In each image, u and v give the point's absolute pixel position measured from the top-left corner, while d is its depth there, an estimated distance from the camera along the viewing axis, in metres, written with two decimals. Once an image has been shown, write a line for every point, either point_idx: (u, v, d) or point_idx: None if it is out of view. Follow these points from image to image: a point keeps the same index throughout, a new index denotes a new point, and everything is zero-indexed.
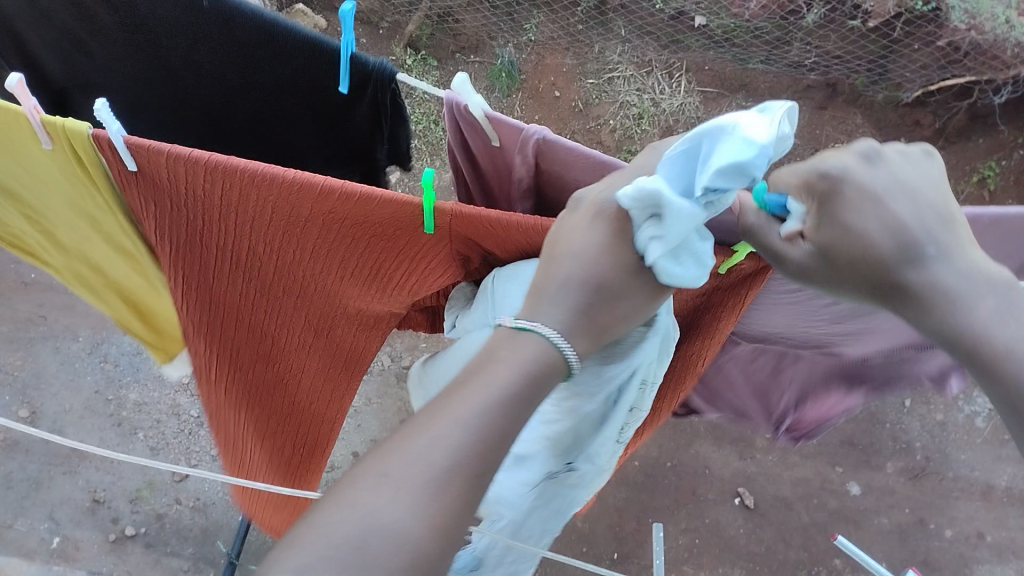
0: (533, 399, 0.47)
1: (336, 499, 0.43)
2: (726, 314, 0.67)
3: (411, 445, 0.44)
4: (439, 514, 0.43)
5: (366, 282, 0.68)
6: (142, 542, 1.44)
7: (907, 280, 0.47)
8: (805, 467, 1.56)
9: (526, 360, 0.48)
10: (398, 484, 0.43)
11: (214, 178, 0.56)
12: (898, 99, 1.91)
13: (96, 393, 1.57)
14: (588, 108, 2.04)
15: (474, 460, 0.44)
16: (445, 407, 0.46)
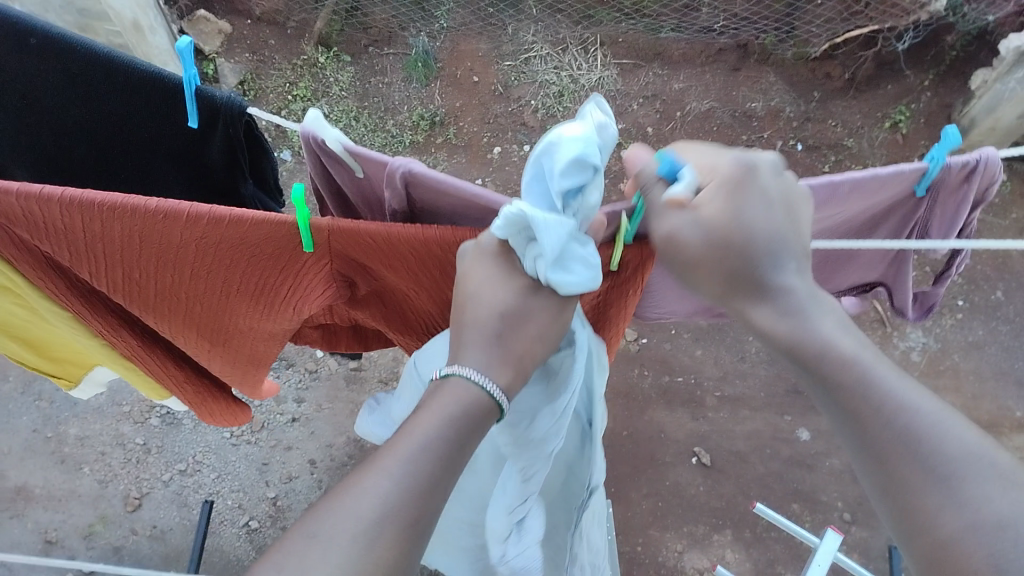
0: (459, 448, 0.49)
1: (266, 566, 0.44)
2: (628, 301, 0.67)
3: (342, 502, 0.46)
4: (369, 571, 0.44)
5: (255, 303, 0.67)
6: None
7: (769, 280, 0.51)
8: (755, 420, 1.60)
9: (453, 408, 0.50)
10: (326, 544, 0.44)
11: (74, 214, 0.55)
12: (807, 54, 1.97)
13: (34, 432, 1.51)
14: (508, 91, 2.01)
15: (404, 513, 0.46)
16: (373, 462, 0.48)
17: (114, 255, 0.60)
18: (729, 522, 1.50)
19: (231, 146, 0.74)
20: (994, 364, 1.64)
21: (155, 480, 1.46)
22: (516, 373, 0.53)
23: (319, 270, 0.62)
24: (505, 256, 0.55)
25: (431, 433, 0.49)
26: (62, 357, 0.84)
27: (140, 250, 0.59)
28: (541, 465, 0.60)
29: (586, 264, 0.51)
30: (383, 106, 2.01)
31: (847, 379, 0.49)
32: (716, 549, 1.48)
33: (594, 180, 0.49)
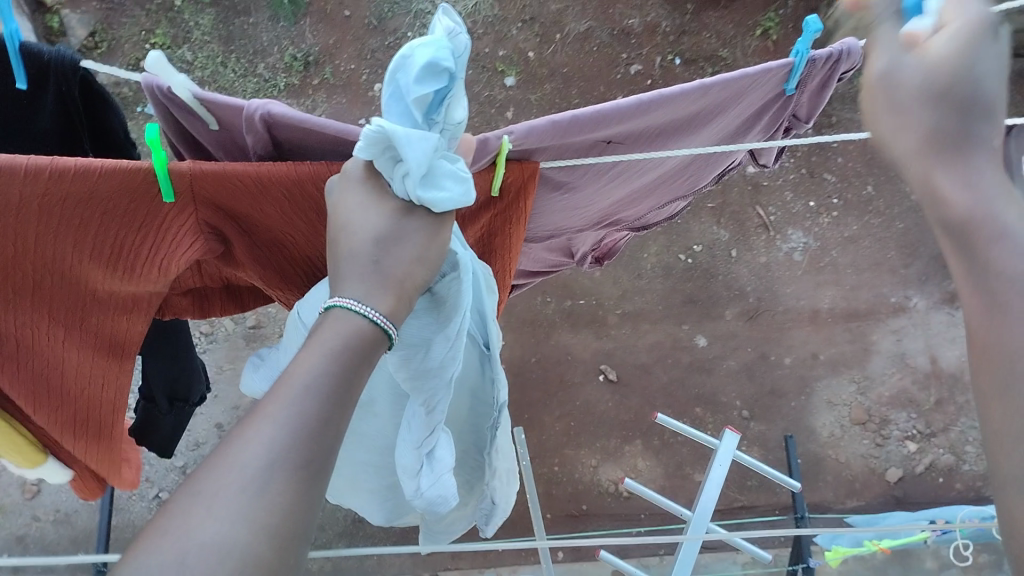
0: (345, 380, 0.45)
1: (146, 534, 0.39)
2: (514, 235, 0.66)
3: (226, 462, 0.41)
4: (263, 514, 0.40)
5: (113, 271, 0.59)
6: (8, 568, 1.33)
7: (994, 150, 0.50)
8: (655, 332, 1.66)
9: (331, 344, 0.46)
10: (210, 499, 0.40)
11: None
12: None
13: None
14: (382, 23, 1.94)
15: (295, 454, 0.42)
16: (257, 411, 0.43)
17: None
18: (638, 432, 1.57)
19: (66, 106, 0.68)
20: (869, 256, 1.75)
21: None
22: (399, 297, 0.50)
23: (183, 219, 0.57)
24: (372, 182, 0.53)
25: (312, 371, 0.45)
26: None
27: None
28: (443, 395, 0.57)
29: (457, 180, 0.51)
30: (250, 48, 1.90)
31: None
32: (628, 459, 1.54)
33: (453, 90, 0.48)
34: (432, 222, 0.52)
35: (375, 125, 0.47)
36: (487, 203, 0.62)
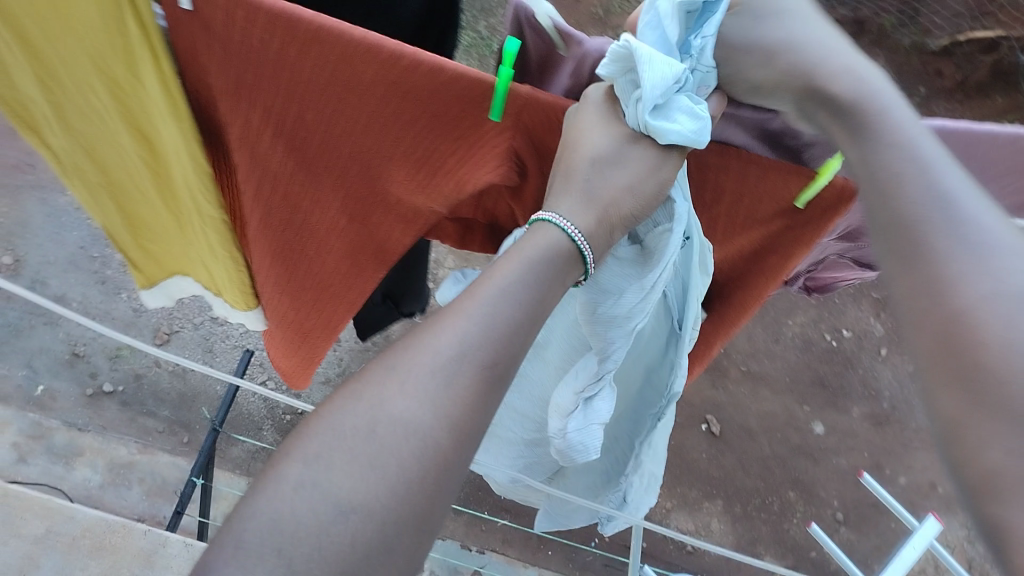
0: (540, 292, 0.45)
1: (349, 391, 0.43)
2: (796, 255, 0.58)
3: (419, 349, 0.43)
4: (448, 402, 0.42)
5: (415, 172, 0.62)
6: (119, 400, 1.45)
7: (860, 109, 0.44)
8: (773, 403, 1.60)
9: (530, 257, 0.45)
10: (405, 376, 0.42)
11: (274, 29, 0.53)
12: (924, 46, 1.93)
13: (81, 249, 1.57)
14: (607, 18, 1.96)
15: (481, 351, 0.43)
16: (456, 303, 0.44)
17: (280, 83, 0.58)
18: (722, 494, 1.51)
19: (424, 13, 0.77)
20: None
21: (187, 319, 1.52)
22: (601, 224, 0.48)
23: (498, 141, 0.56)
24: (613, 107, 0.48)
25: (507, 278, 0.45)
26: (156, 245, 0.84)
27: (306, 85, 0.57)
28: (621, 344, 0.55)
29: (694, 116, 0.45)
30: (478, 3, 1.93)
31: (928, 240, 0.40)
32: (704, 516, 1.48)
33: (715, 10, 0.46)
34: (657, 154, 0.48)
35: (622, 40, 0.44)
36: (789, 211, 0.54)
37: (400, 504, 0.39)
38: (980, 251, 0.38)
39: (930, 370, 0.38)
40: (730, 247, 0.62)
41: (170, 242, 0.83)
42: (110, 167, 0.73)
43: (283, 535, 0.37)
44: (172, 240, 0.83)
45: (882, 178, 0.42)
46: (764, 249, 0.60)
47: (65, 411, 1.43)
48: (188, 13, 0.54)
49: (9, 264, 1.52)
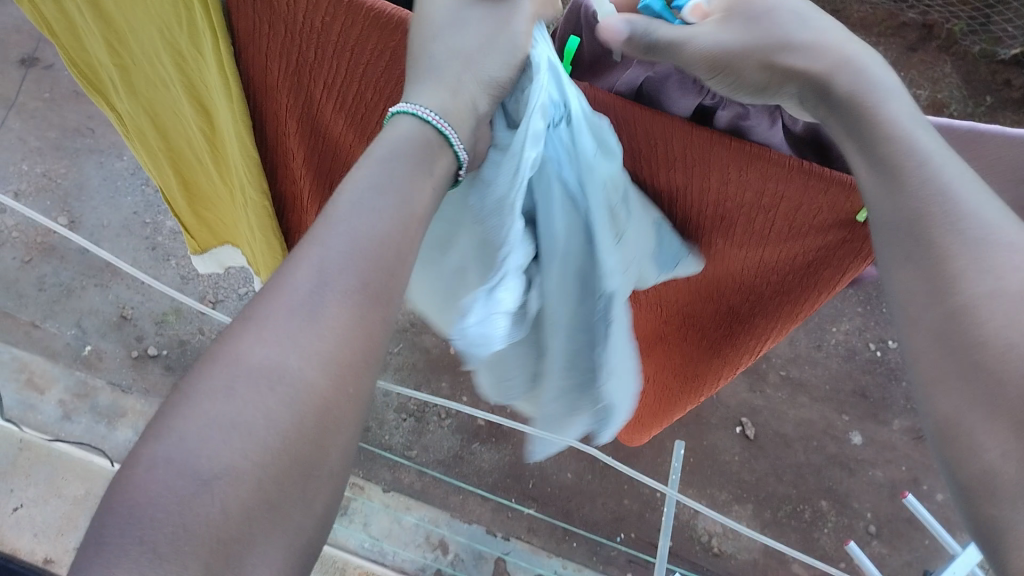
0: (411, 208, 0.43)
1: (206, 355, 0.38)
2: (853, 264, 0.58)
3: (279, 293, 0.39)
4: (318, 338, 0.38)
5: None
6: (162, 364, 1.48)
7: (868, 106, 0.44)
8: (811, 409, 1.57)
9: (386, 159, 0.44)
10: (262, 325, 0.38)
11: (329, 15, 0.55)
12: (994, 54, 1.84)
13: (134, 214, 1.60)
14: None
15: (346, 277, 0.40)
16: (313, 227, 0.42)
17: (335, 65, 0.59)
18: (752, 498, 1.50)
19: None
20: None
21: (232, 289, 1.55)
22: (465, 97, 0.48)
23: None
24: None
25: (365, 185, 0.43)
26: (202, 205, 0.94)
27: (357, 73, 0.59)
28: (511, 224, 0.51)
29: None
30: None
31: (933, 234, 0.40)
32: (732, 519, 1.47)
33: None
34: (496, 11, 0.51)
35: None
36: (848, 222, 0.53)
37: (278, 458, 0.35)
38: (979, 239, 0.39)
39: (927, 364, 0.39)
40: (785, 254, 0.60)
41: (222, 210, 0.93)
42: (171, 129, 0.81)
43: (155, 518, 0.33)
44: (223, 208, 0.92)
45: (889, 173, 0.42)
46: (817, 261, 0.60)
47: (111, 372, 1.47)
48: None
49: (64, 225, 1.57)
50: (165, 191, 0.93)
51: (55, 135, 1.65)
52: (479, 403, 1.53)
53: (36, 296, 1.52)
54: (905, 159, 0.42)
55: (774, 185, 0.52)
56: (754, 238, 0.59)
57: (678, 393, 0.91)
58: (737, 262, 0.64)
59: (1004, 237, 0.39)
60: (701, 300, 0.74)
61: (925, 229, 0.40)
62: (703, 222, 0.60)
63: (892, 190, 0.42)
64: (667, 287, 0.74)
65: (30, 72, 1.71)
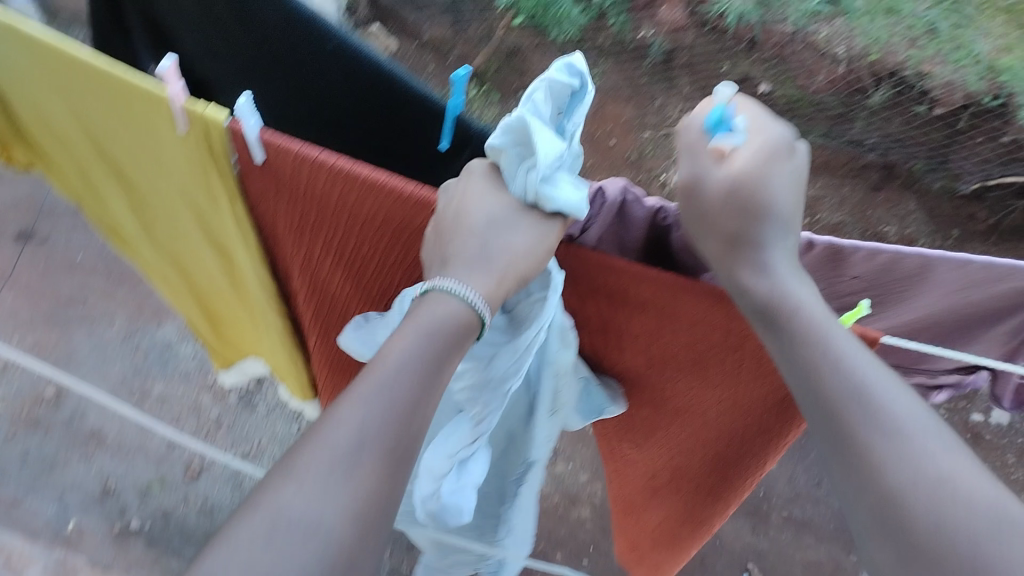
0: (425, 378, 0.50)
1: (251, 504, 0.45)
2: (770, 456, 0.68)
3: (317, 453, 0.46)
4: (348, 496, 0.45)
5: None
6: (145, 538, 1.43)
7: (804, 332, 0.49)
8: (818, 550, 1.53)
9: (424, 330, 0.51)
10: (302, 477, 0.45)
11: (332, 182, 0.57)
12: (955, 189, 1.98)
13: (122, 381, 1.60)
14: (640, 160, 2.03)
15: (377, 439, 0.47)
16: (347, 393, 0.49)
17: (336, 220, 0.61)
18: None
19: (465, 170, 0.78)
20: None
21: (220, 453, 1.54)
22: (500, 286, 0.53)
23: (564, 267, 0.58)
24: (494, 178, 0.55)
25: (404, 360, 0.50)
26: (225, 333, 0.97)
27: (363, 222, 0.60)
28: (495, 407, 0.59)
29: (575, 185, 0.52)
30: None
31: (852, 429, 0.47)
32: None
33: (583, 100, 0.51)
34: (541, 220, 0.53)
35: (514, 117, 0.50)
36: (776, 406, 0.62)
37: None
38: (894, 441, 0.46)
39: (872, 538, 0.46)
40: (725, 433, 0.69)
41: (243, 332, 0.93)
42: (190, 270, 0.85)
43: None
44: (244, 331, 0.92)
45: (806, 377, 0.49)
46: (772, 411, 0.63)
47: (90, 550, 1.41)
48: (260, 166, 0.58)
49: (51, 396, 1.56)
50: (192, 323, 0.96)
51: (46, 307, 1.67)
52: None
53: (18, 473, 1.48)
54: (823, 369, 0.48)
55: (737, 325, 0.56)
56: (725, 379, 0.62)
57: (676, 531, 0.88)
58: (701, 427, 0.70)
59: (918, 443, 0.46)
60: (690, 441, 0.73)
61: (839, 419, 0.47)
62: (670, 368, 0.64)
63: (812, 393, 0.49)
64: (657, 411, 0.72)
65: (25, 248, 1.74)
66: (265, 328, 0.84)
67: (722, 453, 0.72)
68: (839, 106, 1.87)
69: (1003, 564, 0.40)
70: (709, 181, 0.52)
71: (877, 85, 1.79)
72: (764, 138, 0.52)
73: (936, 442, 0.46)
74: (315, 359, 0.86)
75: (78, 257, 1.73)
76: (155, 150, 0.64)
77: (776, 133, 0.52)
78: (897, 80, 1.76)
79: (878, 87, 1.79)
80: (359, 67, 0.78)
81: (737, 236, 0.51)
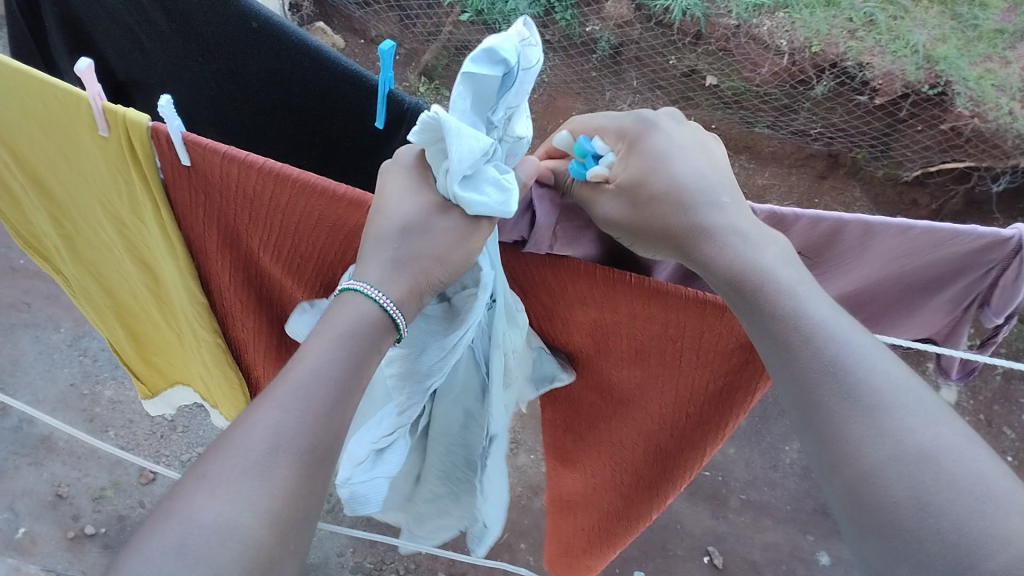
0: (353, 374, 0.46)
1: (159, 511, 0.41)
2: (709, 449, 0.69)
3: (231, 456, 0.42)
4: (267, 498, 0.41)
5: None
6: (101, 542, 1.40)
7: (773, 295, 0.45)
8: (776, 532, 1.56)
9: (342, 331, 0.47)
10: (215, 482, 0.41)
11: (263, 184, 0.56)
12: (898, 176, 1.94)
13: (71, 386, 1.56)
14: None
15: (298, 440, 0.43)
16: (264, 394, 0.45)
17: (269, 221, 0.60)
18: None
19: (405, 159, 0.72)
20: None
21: (176, 455, 1.51)
22: (411, 290, 0.49)
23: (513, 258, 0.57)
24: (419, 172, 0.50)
25: (322, 358, 0.46)
26: (155, 357, 0.94)
27: (298, 224, 0.59)
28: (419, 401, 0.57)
29: (501, 187, 0.47)
30: None
31: (823, 397, 0.43)
32: None
33: (515, 83, 0.45)
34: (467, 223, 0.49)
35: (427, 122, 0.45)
36: (715, 397, 0.63)
37: None
38: (871, 414, 0.42)
39: (850, 521, 0.42)
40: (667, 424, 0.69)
41: (172, 353, 0.91)
42: (120, 289, 0.82)
43: None
44: (174, 352, 0.90)
45: (780, 346, 0.45)
46: (713, 402, 0.64)
47: (44, 556, 1.37)
48: (187, 168, 0.57)
49: None
50: (118, 349, 0.93)
51: None
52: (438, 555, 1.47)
53: None
54: (795, 339, 0.44)
55: (676, 317, 0.56)
56: (666, 369, 0.63)
57: (613, 529, 0.88)
58: (644, 417, 0.71)
59: (896, 415, 0.42)
60: (634, 435, 0.74)
61: (810, 387, 0.44)
62: (617, 359, 0.65)
63: (786, 367, 0.45)
64: (603, 402, 0.73)
65: None
66: (195, 351, 0.81)
67: (663, 446, 0.73)
68: (783, 97, 1.89)
69: (983, 538, 0.37)
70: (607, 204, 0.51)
71: (820, 76, 1.82)
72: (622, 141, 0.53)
73: (918, 419, 0.42)
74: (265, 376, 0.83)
75: (20, 260, 1.68)
76: (78, 158, 0.63)
77: (632, 132, 0.53)
78: (839, 72, 1.80)
79: (820, 78, 1.83)
80: (289, 51, 0.73)
81: (671, 222, 0.49)
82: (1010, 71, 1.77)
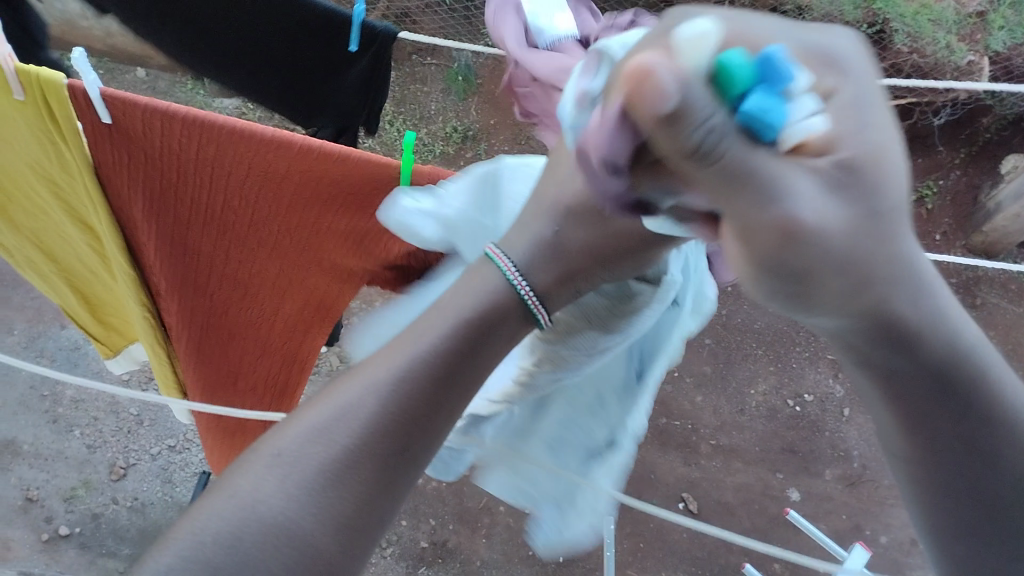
0: (475, 350, 0.35)
1: (213, 491, 0.31)
2: None
3: (298, 437, 0.32)
4: (338, 518, 0.30)
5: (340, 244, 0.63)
6: (76, 542, 1.39)
7: None
8: (747, 473, 1.60)
9: (476, 298, 0.36)
10: (282, 471, 0.31)
11: (193, 134, 0.55)
12: None
13: (32, 388, 1.52)
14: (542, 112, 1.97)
15: (380, 443, 0.32)
16: (354, 370, 0.34)
17: (200, 176, 0.59)
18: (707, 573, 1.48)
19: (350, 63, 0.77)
20: None
21: (143, 451, 1.49)
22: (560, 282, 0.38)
23: None
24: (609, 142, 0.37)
25: (442, 328, 0.34)
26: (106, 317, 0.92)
27: (230, 174, 0.59)
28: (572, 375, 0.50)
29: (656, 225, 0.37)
30: (418, 114, 1.98)
31: None
32: None
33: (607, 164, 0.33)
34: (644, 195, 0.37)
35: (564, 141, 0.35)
36: None
37: None
38: None
39: None
40: None
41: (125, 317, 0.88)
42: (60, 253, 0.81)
43: None
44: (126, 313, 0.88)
45: None
46: None
47: (21, 560, 1.36)
48: (109, 127, 0.56)
49: None
50: (68, 311, 0.91)
51: None
52: (419, 524, 1.49)
53: None
54: None
55: None
56: None
57: None
58: None
59: None
60: None
61: None
62: None
63: None
64: None
65: None
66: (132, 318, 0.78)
67: None
68: None
69: None
70: (818, 203, 0.23)
71: None
72: (829, 65, 0.26)
73: None
74: (186, 372, 0.80)
75: None
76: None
77: None
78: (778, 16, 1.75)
79: None
80: None
81: None
82: (944, 5, 1.75)
